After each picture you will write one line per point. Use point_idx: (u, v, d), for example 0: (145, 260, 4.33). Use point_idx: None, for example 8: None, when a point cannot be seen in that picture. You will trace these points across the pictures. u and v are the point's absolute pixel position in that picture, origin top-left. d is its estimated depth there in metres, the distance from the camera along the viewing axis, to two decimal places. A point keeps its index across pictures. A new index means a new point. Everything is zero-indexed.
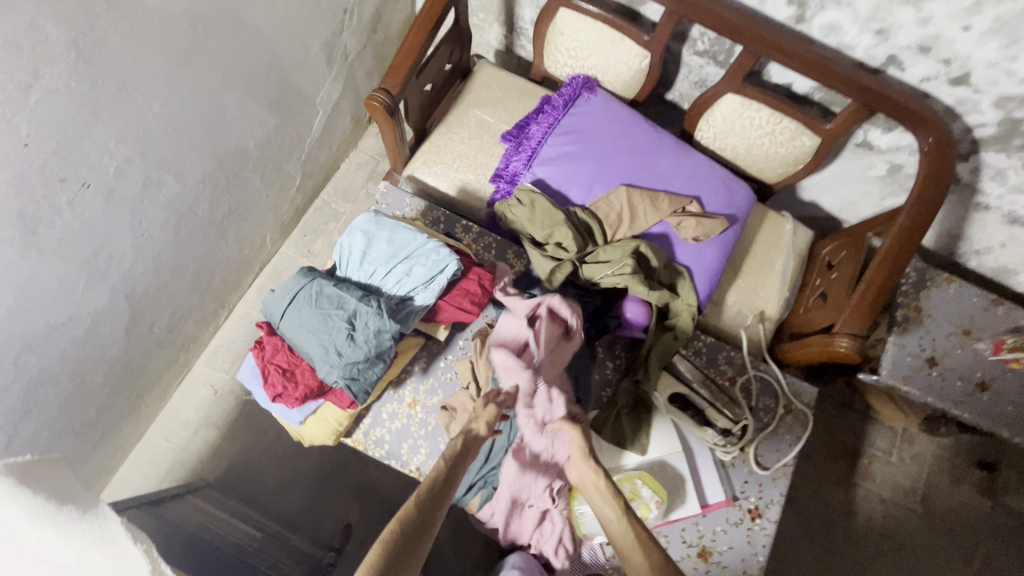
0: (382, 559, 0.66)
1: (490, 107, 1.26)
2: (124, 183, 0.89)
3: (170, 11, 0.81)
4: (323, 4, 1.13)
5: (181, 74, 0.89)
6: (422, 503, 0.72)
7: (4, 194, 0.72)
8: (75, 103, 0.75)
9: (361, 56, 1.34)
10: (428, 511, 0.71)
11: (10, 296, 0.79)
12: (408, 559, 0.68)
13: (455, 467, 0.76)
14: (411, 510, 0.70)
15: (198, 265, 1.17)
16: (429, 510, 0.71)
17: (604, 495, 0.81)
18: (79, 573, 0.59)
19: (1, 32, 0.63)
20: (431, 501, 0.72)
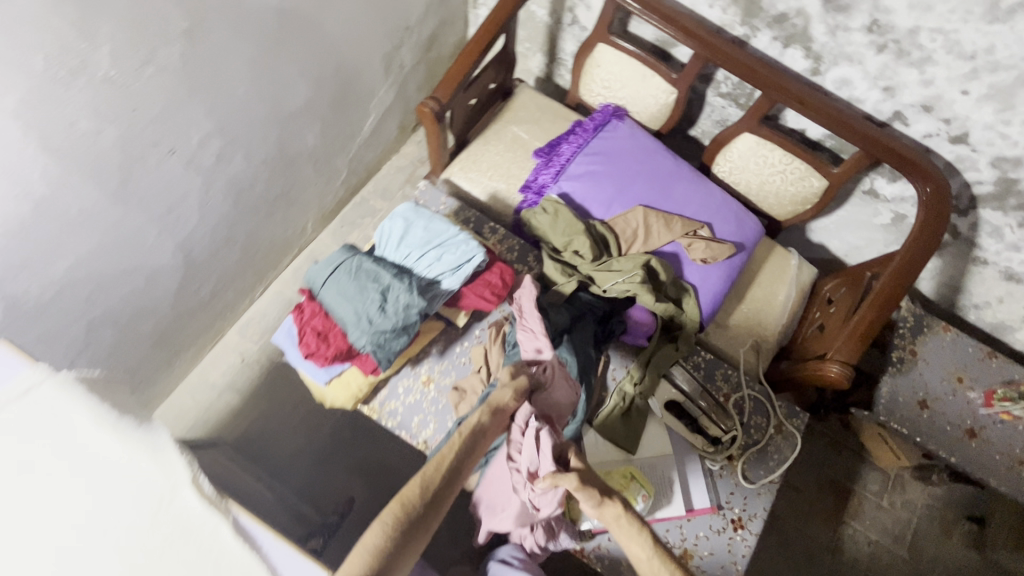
0: (386, 546, 0.66)
1: (527, 125, 1.38)
2: (202, 154, 1.01)
3: (265, 13, 0.95)
4: (389, 20, 1.27)
5: (264, 66, 1.02)
6: (434, 475, 0.73)
7: (109, 148, 0.84)
8: (179, 79, 0.88)
9: (415, 70, 1.48)
10: (442, 486, 0.73)
11: (95, 238, 0.91)
12: (419, 528, 0.69)
13: (470, 442, 0.78)
14: (424, 482, 0.72)
15: (247, 238, 1.29)
16: (431, 507, 0.71)
17: (634, 538, 0.73)
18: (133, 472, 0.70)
19: (136, 15, 0.77)
20: (446, 473, 0.74)
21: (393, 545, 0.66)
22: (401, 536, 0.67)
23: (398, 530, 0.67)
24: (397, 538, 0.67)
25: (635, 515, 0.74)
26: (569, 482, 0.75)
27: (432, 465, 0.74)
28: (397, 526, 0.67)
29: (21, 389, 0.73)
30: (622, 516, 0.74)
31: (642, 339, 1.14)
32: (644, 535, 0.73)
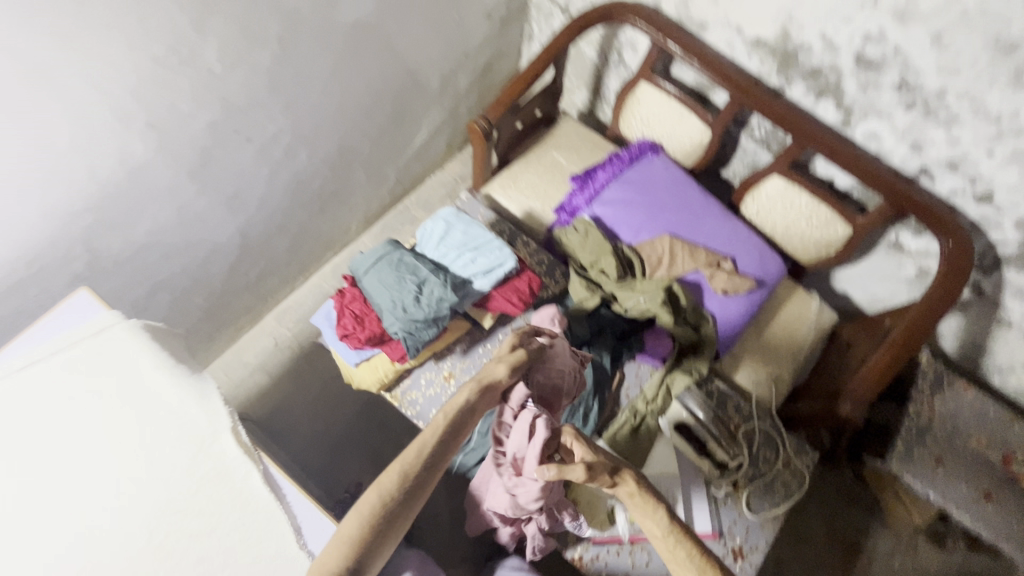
0: (363, 540, 0.67)
1: (566, 152, 1.47)
2: (272, 146, 1.12)
3: (346, 29, 1.07)
4: (451, 46, 1.39)
5: (337, 75, 1.14)
6: (410, 467, 0.72)
7: (198, 131, 0.96)
8: (264, 77, 0.99)
9: (468, 93, 1.60)
10: (420, 477, 0.72)
11: (172, 209, 1.02)
12: (399, 516, 0.70)
13: (450, 431, 0.76)
14: (399, 475, 0.72)
15: (298, 230, 1.39)
16: (406, 498, 0.71)
17: (647, 515, 0.74)
18: (182, 413, 0.78)
19: (241, 20, 0.88)
20: (424, 463, 0.73)
21: (370, 536, 0.68)
22: (377, 529, 0.68)
23: (374, 521, 0.68)
24: (373, 530, 0.68)
25: (647, 493, 0.75)
26: (575, 475, 0.72)
27: (408, 456, 0.73)
28: (372, 521, 0.68)
29: (96, 329, 0.82)
30: (634, 494, 0.75)
31: (657, 360, 1.19)
32: (658, 512, 0.73)
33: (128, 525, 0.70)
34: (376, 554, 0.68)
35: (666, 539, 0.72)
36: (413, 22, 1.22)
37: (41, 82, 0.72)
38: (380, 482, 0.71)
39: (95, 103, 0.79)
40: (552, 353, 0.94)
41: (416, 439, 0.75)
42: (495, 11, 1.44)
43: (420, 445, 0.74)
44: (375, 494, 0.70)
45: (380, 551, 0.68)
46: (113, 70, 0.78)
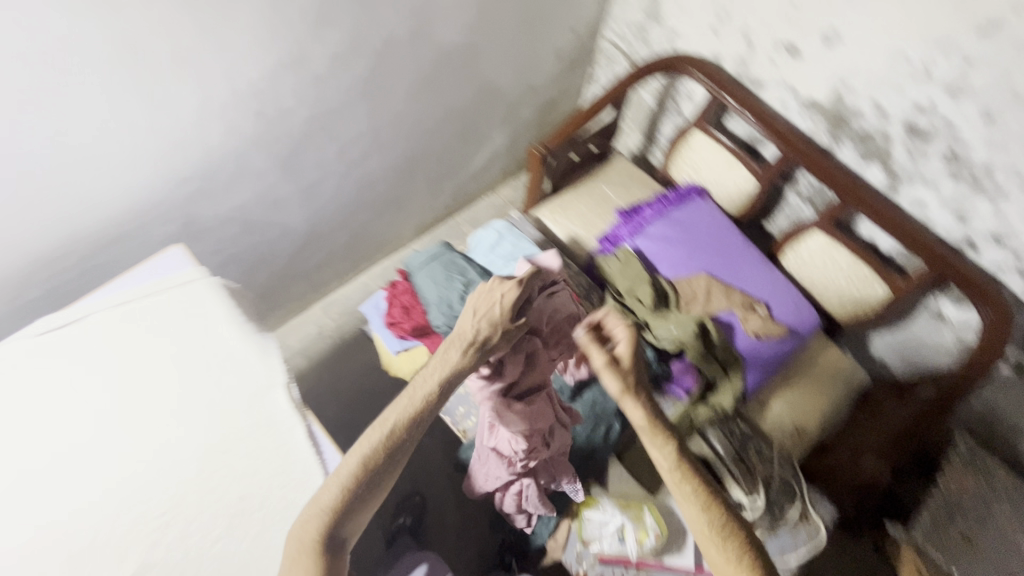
0: (339, 505, 0.66)
1: (615, 186, 1.54)
2: (352, 146, 1.24)
3: (433, 53, 1.20)
4: (521, 80, 1.52)
5: (418, 92, 1.26)
6: (387, 442, 0.69)
7: (295, 124, 1.08)
8: (357, 84, 1.12)
9: (529, 124, 1.72)
10: (396, 450, 0.69)
11: (258, 189, 1.14)
12: (377, 485, 0.69)
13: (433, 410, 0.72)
14: (375, 450, 0.68)
15: (358, 227, 1.50)
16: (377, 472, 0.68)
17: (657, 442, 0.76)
18: (246, 364, 0.86)
19: (348, 35, 1.02)
20: (404, 436, 0.70)
21: (348, 506, 0.66)
22: (352, 499, 0.67)
23: (352, 495, 0.67)
24: (348, 500, 0.66)
25: (662, 427, 0.76)
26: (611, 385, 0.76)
27: (382, 427, 0.69)
28: (348, 492, 0.67)
29: (183, 280, 0.92)
30: (652, 424, 0.77)
31: (682, 393, 1.22)
32: (669, 446, 0.76)
33: (181, 458, 0.78)
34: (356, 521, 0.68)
35: (677, 476, 0.75)
36: (492, 53, 1.34)
37: (183, 66, 0.85)
38: (351, 455, 0.68)
39: (220, 89, 0.92)
40: (543, 307, 0.88)
41: (392, 412, 0.70)
42: (565, 52, 1.56)
43: (395, 418, 0.70)
44: (352, 462, 0.67)
45: (360, 518, 0.68)
46: (240, 63, 0.91)
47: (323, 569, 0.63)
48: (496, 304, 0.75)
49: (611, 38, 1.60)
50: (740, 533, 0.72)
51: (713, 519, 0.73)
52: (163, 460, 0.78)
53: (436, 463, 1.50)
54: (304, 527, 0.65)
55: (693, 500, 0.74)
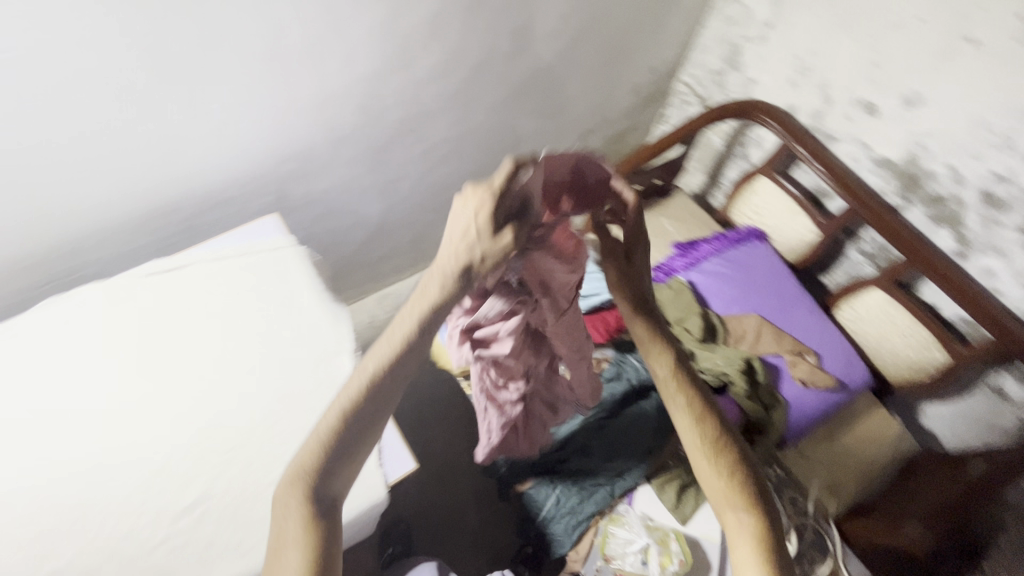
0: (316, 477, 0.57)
1: (674, 220, 1.58)
2: (433, 150, 1.33)
3: (521, 74, 1.29)
4: (595, 109, 1.59)
5: (500, 108, 1.35)
6: (364, 399, 0.56)
7: (388, 121, 1.18)
8: (448, 93, 1.21)
9: (596, 153, 1.78)
10: (372, 412, 0.57)
11: (343, 177, 1.23)
12: (354, 451, 0.58)
13: (407, 359, 0.56)
14: (348, 408, 0.56)
15: (422, 228, 1.58)
16: (351, 441, 0.57)
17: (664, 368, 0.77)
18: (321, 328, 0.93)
19: (451, 48, 1.11)
20: (375, 391, 0.56)
21: (327, 465, 0.57)
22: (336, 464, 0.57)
23: (332, 458, 0.57)
24: (332, 466, 0.57)
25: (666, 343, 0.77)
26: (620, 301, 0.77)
27: (353, 383, 0.56)
28: (325, 458, 0.57)
29: (273, 246, 1.02)
30: (658, 348, 0.77)
31: None
32: (672, 368, 0.76)
33: (253, 402, 0.86)
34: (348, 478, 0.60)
35: (682, 406, 0.75)
36: (573, 81, 1.42)
37: (306, 59, 0.96)
38: (329, 416, 0.56)
39: (330, 82, 1.03)
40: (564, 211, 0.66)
41: (358, 370, 0.56)
42: (641, 89, 1.63)
43: (358, 378, 0.56)
44: (326, 425, 0.57)
45: (354, 468, 0.60)
46: (352, 61, 1.01)
47: (318, 544, 0.57)
48: (472, 221, 0.51)
49: (687, 81, 1.65)
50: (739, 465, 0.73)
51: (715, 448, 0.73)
52: (238, 400, 0.86)
53: (461, 466, 1.52)
54: (289, 496, 0.57)
55: (694, 429, 0.74)
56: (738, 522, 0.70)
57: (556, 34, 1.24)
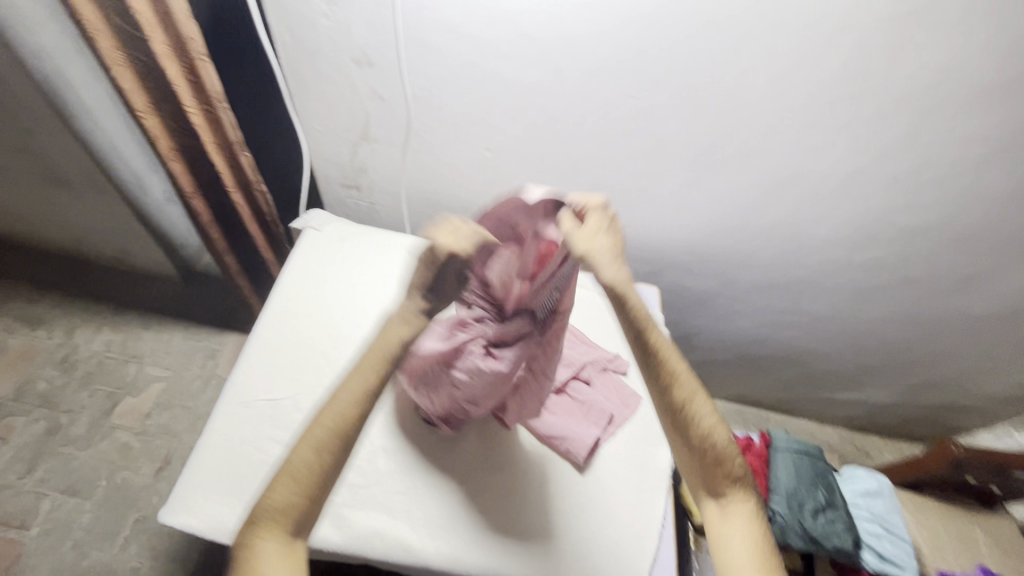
0: (307, 481, 0.56)
1: (992, 541, 1.29)
2: (790, 316, 1.32)
3: (931, 311, 1.21)
4: (958, 375, 1.41)
5: (879, 321, 1.27)
6: (351, 433, 0.59)
7: (785, 280, 1.20)
8: (850, 288, 1.19)
9: (916, 406, 1.59)
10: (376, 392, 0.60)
11: (706, 291, 1.29)
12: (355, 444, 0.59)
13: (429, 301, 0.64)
14: (355, 398, 0.59)
15: (710, 359, 1.58)
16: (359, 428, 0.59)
17: (636, 360, 0.64)
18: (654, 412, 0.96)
19: (896, 262, 1.09)
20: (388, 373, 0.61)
21: (331, 467, 0.57)
22: (317, 499, 0.57)
23: (324, 475, 0.57)
24: (315, 498, 0.57)
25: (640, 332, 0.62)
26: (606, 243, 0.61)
27: (328, 419, 0.58)
28: (308, 493, 0.56)
29: None
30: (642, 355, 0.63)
31: None
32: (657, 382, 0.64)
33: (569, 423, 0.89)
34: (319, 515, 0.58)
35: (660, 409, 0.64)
36: (968, 341, 1.27)
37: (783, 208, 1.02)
38: (304, 456, 0.56)
39: (782, 228, 1.06)
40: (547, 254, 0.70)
41: (323, 418, 0.58)
42: None
43: (340, 417, 0.58)
44: (302, 465, 0.56)
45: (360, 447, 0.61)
46: (812, 225, 1.04)
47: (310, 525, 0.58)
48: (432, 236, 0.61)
49: None
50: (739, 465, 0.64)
51: (712, 451, 0.63)
52: (558, 415, 0.90)
53: None
54: (272, 529, 0.55)
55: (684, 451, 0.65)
56: (743, 530, 0.61)
57: (1001, 301, 1.13)
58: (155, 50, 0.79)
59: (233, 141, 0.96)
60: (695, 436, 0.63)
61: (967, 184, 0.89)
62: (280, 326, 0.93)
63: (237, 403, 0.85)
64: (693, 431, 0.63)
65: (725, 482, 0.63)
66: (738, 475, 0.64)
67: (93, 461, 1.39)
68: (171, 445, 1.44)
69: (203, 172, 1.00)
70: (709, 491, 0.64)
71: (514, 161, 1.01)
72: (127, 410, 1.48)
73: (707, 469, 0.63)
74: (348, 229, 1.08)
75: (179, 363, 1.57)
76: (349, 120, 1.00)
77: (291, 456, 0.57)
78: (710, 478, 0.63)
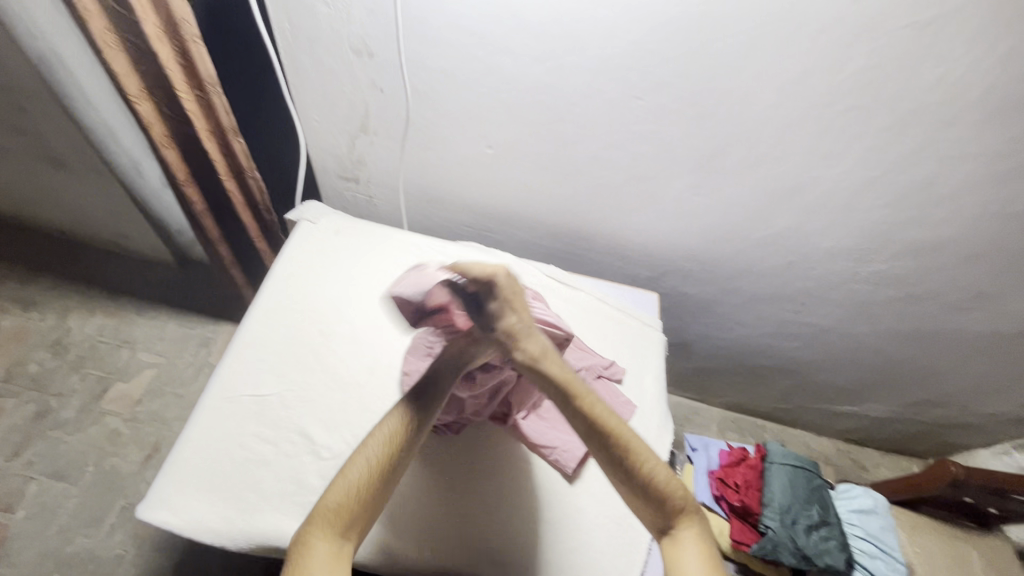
0: (360, 488, 0.64)
1: (987, 563, 1.27)
2: (790, 327, 1.29)
3: (935, 328, 1.18)
4: (959, 393, 1.39)
5: (882, 336, 1.25)
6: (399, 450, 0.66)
7: (788, 291, 1.18)
8: (854, 302, 1.16)
9: (915, 421, 1.57)
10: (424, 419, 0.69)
11: (706, 299, 1.27)
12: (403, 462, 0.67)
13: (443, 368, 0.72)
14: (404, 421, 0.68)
15: (708, 367, 1.56)
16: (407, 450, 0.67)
17: (557, 407, 0.67)
18: (648, 423, 0.94)
19: (902, 277, 1.06)
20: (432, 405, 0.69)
21: (380, 479, 0.65)
22: (369, 505, 0.64)
23: (375, 486, 0.64)
24: (367, 504, 0.64)
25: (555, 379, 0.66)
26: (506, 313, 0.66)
27: (379, 440, 0.67)
28: (359, 500, 0.64)
29: (645, 322, 1.07)
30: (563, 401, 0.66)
31: None
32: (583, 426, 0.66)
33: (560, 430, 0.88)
34: (367, 522, 0.64)
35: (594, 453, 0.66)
36: (971, 359, 1.25)
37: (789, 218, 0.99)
38: (356, 466, 0.65)
39: (788, 238, 1.03)
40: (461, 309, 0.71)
41: (376, 436, 0.67)
42: None
43: (390, 435, 0.67)
44: (356, 475, 0.64)
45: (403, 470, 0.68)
46: (818, 237, 1.02)
47: (358, 533, 0.64)
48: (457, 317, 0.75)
49: None
50: (677, 489, 0.65)
51: (651, 482, 0.64)
52: (549, 422, 0.88)
53: None
54: (324, 531, 0.61)
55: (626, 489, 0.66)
56: (694, 553, 0.61)
57: (1008, 321, 1.11)
58: (146, 32, 0.76)
59: (226, 128, 0.94)
60: (631, 469, 0.64)
61: (982, 201, 0.87)
62: (269, 316, 0.92)
63: (221, 398, 0.83)
64: (628, 465, 0.64)
65: (670, 510, 0.63)
66: (682, 499, 0.65)
67: (82, 445, 1.38)
68: (160, 432, 1.43)
69: (196, 159, 0.98)
70: (655, 520, 0.65)
71: (514, 159, 0.99)
72: (118, 396, 1.46)
73: (649, 499, 0.64)
74: (343, 223, 1.07)
75: (173, 349, 1.56)
76: (348, 111, 0.98)
77: (346, 468, 0.65)
78: (652, 507, 0.64)
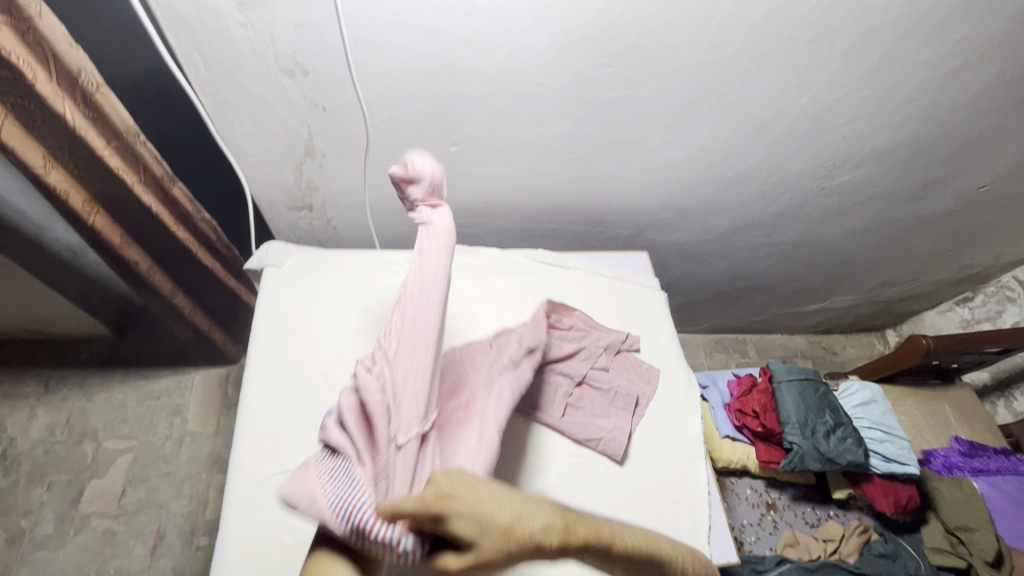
0: None
1: (958, 412, 1.44)
2: (763, 250, 1.35)
3: (889, 221, 1.27)
4: (909, 270, 1.52)
5: (846, 239, 1.33)
6: None
7: (761, 219, 1.22)
8: (821, 215, 1.22)
9: (873, 303, 1.72)
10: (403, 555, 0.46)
11: (685, 244, 1.29)
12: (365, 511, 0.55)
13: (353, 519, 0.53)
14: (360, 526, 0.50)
15: (690, 301, 1.61)
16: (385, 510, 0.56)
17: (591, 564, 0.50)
18: (676, 379, 0.97)
19: (863, 184, 1.12)
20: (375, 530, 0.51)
21: None
22: None
23: None
24: None
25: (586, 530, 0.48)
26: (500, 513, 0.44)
27: None
28: None
29: (642, 283, 1.07)
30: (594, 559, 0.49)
31: None
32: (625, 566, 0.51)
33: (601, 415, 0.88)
34: None
35: None
36: (921, 239, 1.36)
37: (764, 150, 0.99)
38: None
39: (763, 169, 1.05)
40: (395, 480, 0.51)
41: None
42: (970, 268, 1.52)
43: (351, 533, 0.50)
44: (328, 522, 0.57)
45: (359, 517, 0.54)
46: (791, 160, 1.03)
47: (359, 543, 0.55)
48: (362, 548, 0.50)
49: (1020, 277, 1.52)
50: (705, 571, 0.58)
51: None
52: (587, 410, 0.88)
53: None
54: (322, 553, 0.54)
55: None
56: None
57: (956, 200, 1.20)
58: (43, 92, 0.62)
59: (160, 174, 0.81)
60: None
61: (934, 101, 0.91)
62: (266, 382, 0.84)
63: (248, 485, 0.76)
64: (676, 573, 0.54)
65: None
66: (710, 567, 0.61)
67: (73, 559, 1.19)
68: (159, 518, 1.26)
69: (133, 219, 0.85)
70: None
71: (483, 153, 0.93)
72: (96, 494, 1.27)
73: None
74: (311, 258, 0.97)
75: (143, 427, 1.36)
76: (289, 139, 0.87)
77: None
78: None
